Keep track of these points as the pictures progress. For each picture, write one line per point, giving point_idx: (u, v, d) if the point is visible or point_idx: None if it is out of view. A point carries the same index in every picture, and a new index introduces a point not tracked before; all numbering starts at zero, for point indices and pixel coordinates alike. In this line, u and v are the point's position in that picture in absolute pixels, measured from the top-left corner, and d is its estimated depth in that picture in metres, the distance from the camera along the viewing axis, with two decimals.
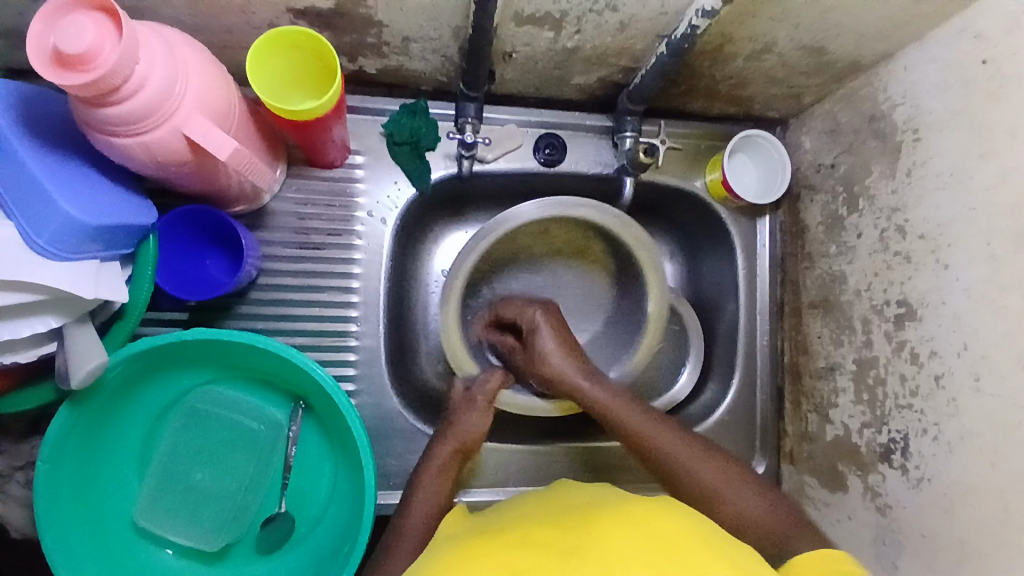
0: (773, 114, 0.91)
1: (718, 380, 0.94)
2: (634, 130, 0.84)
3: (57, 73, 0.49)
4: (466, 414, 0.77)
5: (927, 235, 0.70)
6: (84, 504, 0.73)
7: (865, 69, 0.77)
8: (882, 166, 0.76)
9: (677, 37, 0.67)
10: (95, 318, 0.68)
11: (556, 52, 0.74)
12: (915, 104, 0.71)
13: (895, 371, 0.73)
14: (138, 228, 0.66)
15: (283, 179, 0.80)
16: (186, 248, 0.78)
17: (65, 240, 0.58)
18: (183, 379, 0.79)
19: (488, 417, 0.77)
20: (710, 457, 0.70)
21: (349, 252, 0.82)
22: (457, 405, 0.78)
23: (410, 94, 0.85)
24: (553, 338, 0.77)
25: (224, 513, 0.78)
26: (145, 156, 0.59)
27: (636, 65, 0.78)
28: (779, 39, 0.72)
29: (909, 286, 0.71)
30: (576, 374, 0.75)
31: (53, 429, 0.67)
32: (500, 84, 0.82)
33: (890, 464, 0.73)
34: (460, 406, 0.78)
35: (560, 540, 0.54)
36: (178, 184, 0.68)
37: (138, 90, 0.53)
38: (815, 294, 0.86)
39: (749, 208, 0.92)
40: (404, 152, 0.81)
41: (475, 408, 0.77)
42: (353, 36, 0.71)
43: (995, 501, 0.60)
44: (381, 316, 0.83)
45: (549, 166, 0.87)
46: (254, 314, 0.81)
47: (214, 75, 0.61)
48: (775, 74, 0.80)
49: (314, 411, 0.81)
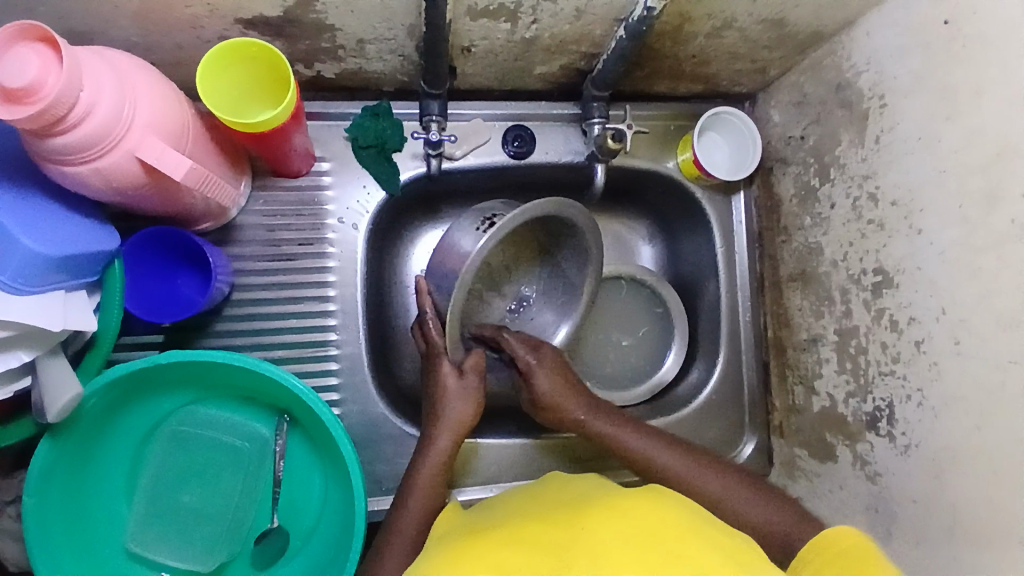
0: (740, 90, 0.90)
1: (704, 361, 0.94)
2: (601, 116, 0.83)
3: (1, 105, 0.48)
4: (461, 399, 0.75)
5: (898, 202, 0.69)
6: (76, 535, 0.73)
7: (827, 38, 0.77)
8: (851, 135, 0.75)
9: (634, 20, 0.67)
10: (67, 348, 0.67)
11: (514, 44, 0.73)
12: (879, 70, 0.71)
13: (876, 339, 0.73)
14: (102, 255, 0.65)
15: (249, 193, 0.79)
16: (156, 270, 0.77)
17: (28, 274, 0.57)
18: (164, 402, 0.78)
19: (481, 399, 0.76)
20: (708, 464, 0.71)
21: (322, 261, 0.81)
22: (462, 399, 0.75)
23: (372, 96, 0.83)
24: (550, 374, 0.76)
25: (217, 532, 0.78)
26: (101, 182, 0.58)
27: (597, 50, 0.77)
28: (738, 14, 0.71)
29: (884, 253, 0.71)
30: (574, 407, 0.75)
31: (35, 463, 0.67)
32: (462, 80, 0.81)
33: (877, 431, 0.73)
34: (451, 393, 0.75)
35: (551, 537, 0.55)
36: (139, 207, 0.67)
37: (86, 117, 0.52)
38: (794, 267, 0.86)
39: (723, 186, 0.92)
40: (370, 155, 0.81)
41: (465, 395, 0.75)
42: (307, 42, 0.69)
43: (981, 462, 0.61)
44: (360, 323, 0.82)
45: (519, 158, 0.86)
46: (232, 330, 0.80)
47: (164, 94, 0.59)
48: (739, 50, 0.79)
49: (299, 423, 0.81)
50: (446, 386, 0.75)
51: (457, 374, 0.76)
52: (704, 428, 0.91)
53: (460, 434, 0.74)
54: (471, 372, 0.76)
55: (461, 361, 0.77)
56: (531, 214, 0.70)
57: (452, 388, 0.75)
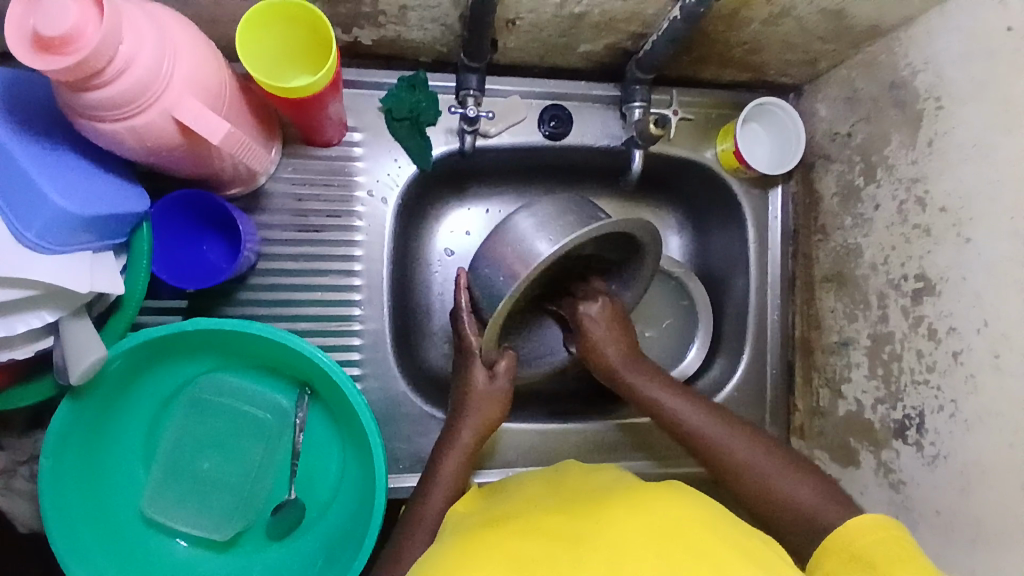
0: (786, 81, 0.87)
1: (727, 357, 0.93)
2: (643, 100, 0.81)
3: (35, 56, 0.46)
4: (488, 398, 0.75)
5: (948, 209, 0.67)
6: (92, 496, 0.73)
7: (885, 33, 0.74)
8: (902, 135, 0.73)
9: (692, 1, 0.64)
10: (91, 310, 0.65)
11: (562, 19, 0.70)
12: (938, 71, 0.68)
13: (911, 347, 0.72)
14: (131, 217, 0.63)
15: (279, 160, 0.77)
16: (181, 234, 0.75)
17: (56, 232, 0.55)
18: (185, 369, 0.77)
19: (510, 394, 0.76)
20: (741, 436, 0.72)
21: (349, 234, 0.80)
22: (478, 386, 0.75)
23: (409, 66, 0.81)
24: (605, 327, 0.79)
25: (234, 500, 0.78)
26: (134, 141, 0.56)
27: (647, 31, 0.74)
28: (798, 2, 0.68)
29: (928, 260, 0.70)
30: (622, 368, 0.78)
31: (55, 425, 0.66)
32: (503, 54, 0.78)
33: (905, 439, 0.72)
34: (478, 390, 0.75)
35: (573, 527, 0.54)
36: (171, 169, 0.65)
37: (123, 72, 0.50)
38: (829, 267, 0.84)
39: (761, 179, 0.89)
40: (403, 128, 0.78)
41: (492, 396, 0.76)
42: (348, 6, 0.66)
43: (1012, 479, 0.60)
44: (385, 299, 0.81)
45: (554, 140, 0.84)
46: (255, 300, 0.79)
47: (202, 51, 0.57)
48: (792, 39, 0.76)
49: (320, 397, 0.80)
50: (474, 381, 0.76)
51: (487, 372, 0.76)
52: None
53: (474, 410, 0.75)
54: (501, 375, 0.76)
55: (493, 361, 0.77)
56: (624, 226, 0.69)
57: (481, 385, 0.76)
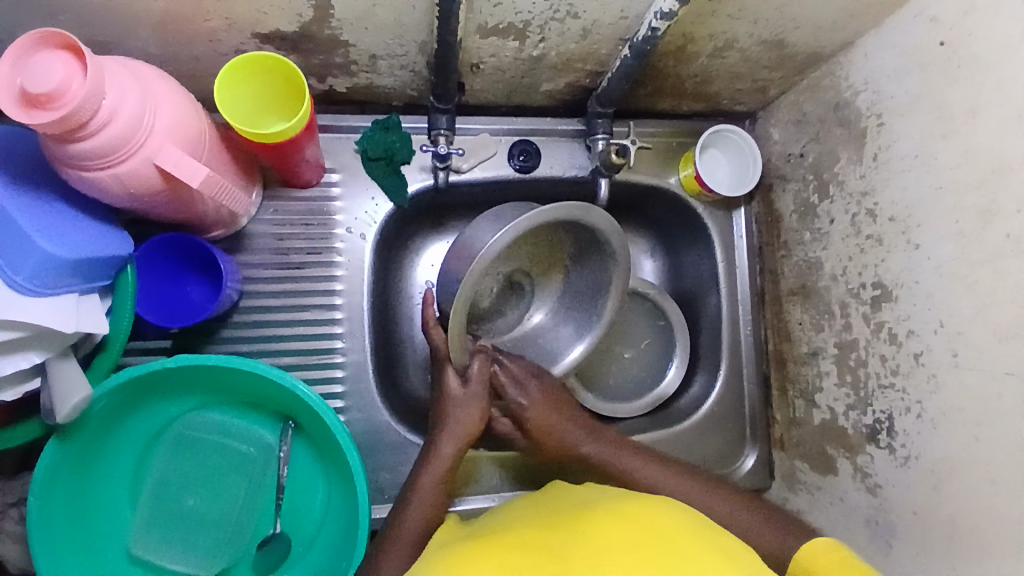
0: (741, 108, 0.92)
1: (705, 373, 0.95)
2: (605, 133, 0.85)
3: (23, 112, 0.49)
4: (465, 407, 0.76)
5: (896, 217, 0.71)
6: (78, 537, 0.73)
7: (826, 59, 0.79)
8: (849, 152, 0.77)
9: (639, 39, 0.69)
10: (77, 351, 0.68)
11: (522, 61, 0.76)
12: (876, 90, 0.73)
13: (875, 353, 0.74)
14: (115, 260, 0.66)
15: (259, 203, 0.81)
16: (166, 275, 0.79)
17: (44, 276, 0.58)
18: (171, 407, 0.79)
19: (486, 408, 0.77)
20: None
21: (329, 270, 0.83)
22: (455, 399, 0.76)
23: (382, 110, 0.85)
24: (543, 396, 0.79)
25: (219, 537, 0.78)
26: (119, 188, 0.59)
27: (602, 69, 0.80)
28: (740, 35, 0.74)
29: (883, 268, 0.73)
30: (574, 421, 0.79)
31: (41, 465, 0.67)
32: (470, 95, 0.83)
33: (877, 443, 0.74)
34: (456, 400, 0.76)
35: (550, 543, 0.55)
36: (154, 214, 0.68)
37: (107, 124, 0.54)
38: (794, 281, 0.87)
39: (724, 201, 0.93)
40: (379, 167, 0.82)
41: (471, 401, 0.76)
42: (321, 56, 0.71)
43: (980, 475, 0.61)
44: (365, 331, 0.83)
45: (524, 172, 0.88)
46: (240, 337, 0.81)
47: (182, 103, 0.61)
48: (739, 69, 0.81)
49: (304, 429, 0.82)
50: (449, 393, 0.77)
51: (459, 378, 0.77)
52: (705, 442, 0.92)
53: (463, 442, 0.75)
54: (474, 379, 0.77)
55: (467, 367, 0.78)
56: (549, 217, 0.70)
57: (457, 394, 0.76)
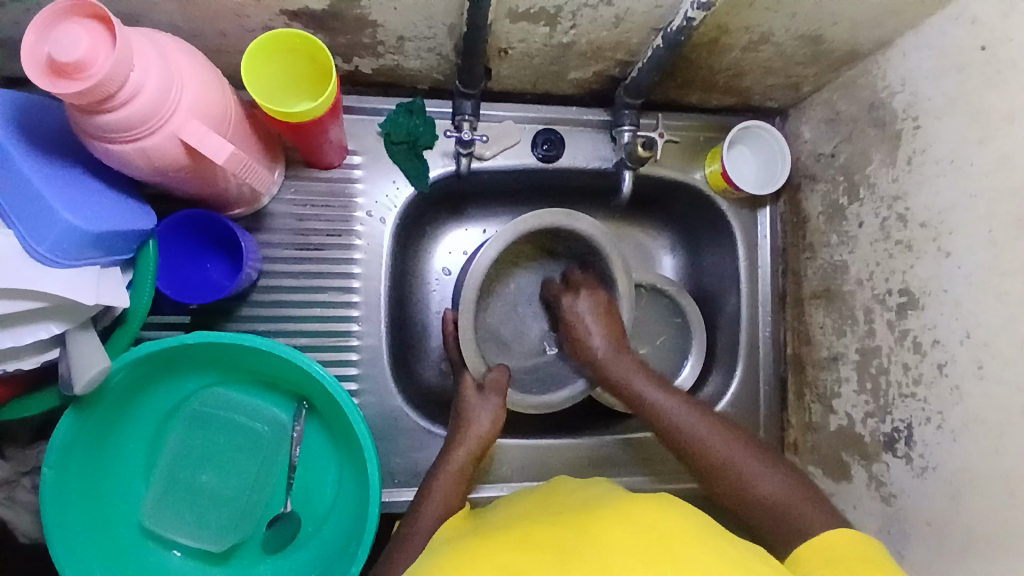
0: (771, 105, 0.91)
1: (721, 372, 0.94)
2: (632, 124, 0.84)
3: (49, 81, 0.49)
4: (483, 412, 0.77)
5: (927, 223, 0.69)
6: (91, 507, 0.74)
7: (864, 57, 0.77)
8: (882, 154, 0.75)
9: (672, 29, 0.67)
10: (97, 323, 0.68)
11: (551, 48, 0.74)
12: (914, 91, 0.71)
13: (898, 360, 0.73)
14: (137, 234, 0.66)
15: (281, 181, 0.81)
16: (186, 252, 0.79)
17: (65, 247, 0.58)
18: (187, 382, 0.79)
19: (499, 419, 0.77)
20: None
21: (349, 253, 0.82)
22: (471, 403, 0.77)
23: (407, 93, 0.84)
24: (597, 318, 0.80)
25: (231, 513, 0.79)
26: (143, 162, 0.59)
27: (632, 58, 0.78)
28: (776, 29, 0.72)
29: (911, 274, 0.71)
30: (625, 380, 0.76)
31: (59, 435, 0.68)
32: (496, 81, 0.82)
33: (894, 452, 0.73)
34: (473, 405, 0.77)
35: (561, 540, 0.54)
36: (176, 189, 0.68)
37: (133, 97, 0.53)
38: (817, 284, 0.86)
39: (749, 200, 0.92)
40: (401, 151, 0.82)
41: (488, 410, 0.77)
42: (348, 36, 0.70)
43: (997, 490, 0.60)
44: (382, 315, 0.83)
45: (547, 162, 0.87)
46: (258, 315, 0.81)
47: (209, 79, 0.61)
48: (773, 64, 0.79)
49: (318, 411, 0.82)
50: (468, 399, 0.78)
51: (477, 387, 0.79)
52: None
53: (477, 447, 0.75)
54: (490, 389, 0.79)
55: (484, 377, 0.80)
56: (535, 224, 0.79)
57: (472, 400, 0.78)
